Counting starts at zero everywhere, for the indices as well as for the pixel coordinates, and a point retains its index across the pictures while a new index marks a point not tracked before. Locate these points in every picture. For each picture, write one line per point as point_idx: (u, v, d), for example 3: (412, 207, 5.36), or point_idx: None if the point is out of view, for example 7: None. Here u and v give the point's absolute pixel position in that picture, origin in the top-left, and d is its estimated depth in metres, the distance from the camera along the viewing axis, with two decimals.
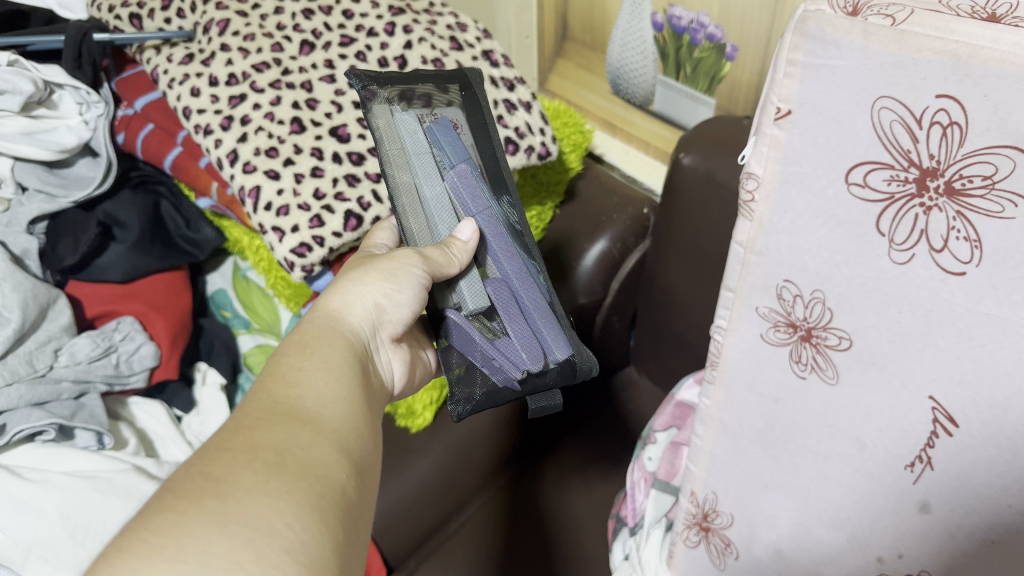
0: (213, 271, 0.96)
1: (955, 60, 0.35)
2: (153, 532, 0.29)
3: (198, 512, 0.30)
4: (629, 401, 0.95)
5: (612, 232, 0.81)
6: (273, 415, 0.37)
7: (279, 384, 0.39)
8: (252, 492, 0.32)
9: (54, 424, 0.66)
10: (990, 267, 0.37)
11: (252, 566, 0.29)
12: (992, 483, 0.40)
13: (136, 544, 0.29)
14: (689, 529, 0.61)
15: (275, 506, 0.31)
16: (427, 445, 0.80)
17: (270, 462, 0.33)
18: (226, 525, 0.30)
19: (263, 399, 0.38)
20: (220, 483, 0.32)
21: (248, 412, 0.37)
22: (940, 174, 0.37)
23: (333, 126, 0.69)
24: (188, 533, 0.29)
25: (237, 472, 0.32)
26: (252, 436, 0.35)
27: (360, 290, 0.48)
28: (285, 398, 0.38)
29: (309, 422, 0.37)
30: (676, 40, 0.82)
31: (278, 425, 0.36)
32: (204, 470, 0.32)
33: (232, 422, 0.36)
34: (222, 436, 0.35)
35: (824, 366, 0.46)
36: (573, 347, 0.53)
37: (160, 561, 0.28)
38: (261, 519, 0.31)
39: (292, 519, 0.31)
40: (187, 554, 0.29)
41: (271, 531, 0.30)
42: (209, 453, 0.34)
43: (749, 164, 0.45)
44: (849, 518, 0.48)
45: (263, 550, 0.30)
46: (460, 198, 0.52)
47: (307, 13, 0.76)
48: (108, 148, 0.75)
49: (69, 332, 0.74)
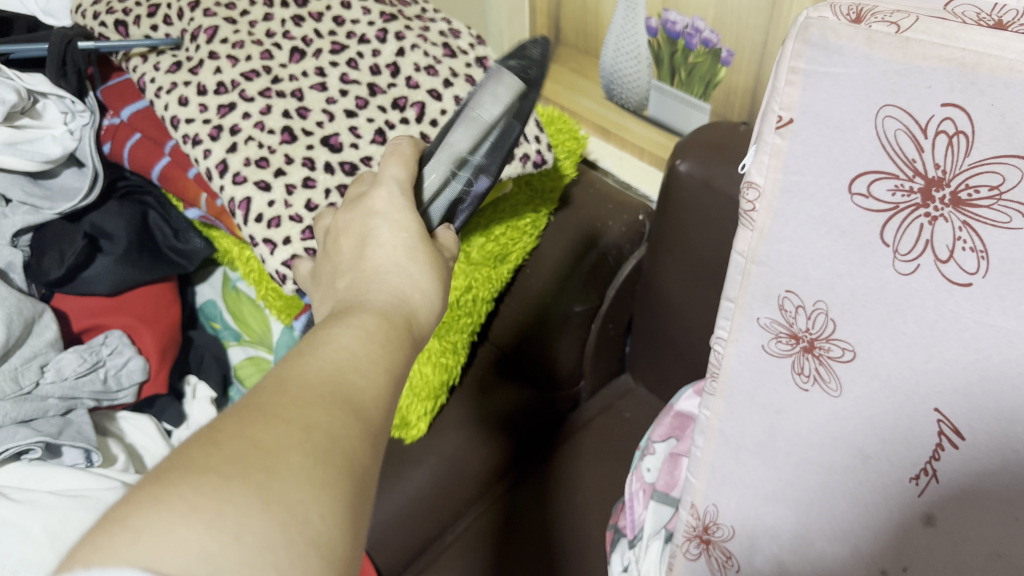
0: (202, 283, 0.93)
1: (961, 68, 0.34)
2: (195, 491, 0.26)
3: (243, 483, 0.27)
4: (626, 409, 0.93)
5: (606, 239, 0.79)
6: (332, 392, 0.33)
7: (342, 361, 0.35)
8: (297, 471, 0.29)
9: (40, 442, 0.64)
10: (997, 278, 0.36)
11: (284, 554, 0.26)
12: (999, 497, 0.39)
13: (174, 498, 0.26)
14: (689, 541, 0.59)
15: (316, 496, 0.28)
16: (421, 454, 0.82)
17: (322, 448, 0.30)
18: (269, 503, 0.27)
19: (326, 371, 0.34)
20: (268, 457, 0.29)
21: (309, 381, 0.33)
22: (946, 184, 0.37)
23: (325, 136, 0.67)
24: (230, 501, 0.26)
25: (288, 448, 0.29)
26: (309, 412, 0.31)
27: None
28: (352, 381, 0.34)
29: (365, 415, 0.33)
30: (671, 45, 0.82)
31: (334, 402, 0.32)
32: (254, 435, 0.29)
33: (287, 384, 0.33)
34: (280, 401, 0.32)
35: (827, 378, 0.45)
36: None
37: (198, 525, 0.25)
38: (300, 503, 0.28)
39: (327, 512, 0.28)
40: (225, 524, 0.26)
41: (306, 522, 0.27)
42: (262, 415, 0.30)
43: (750, 173, 0.44)
44: (854, 532, 0.47)
45: (295, 539, 0.27)
46: None
47: (297, 20, 0.75)
48: (94, 158, 0.73)
49: (56, 347, 0.71)
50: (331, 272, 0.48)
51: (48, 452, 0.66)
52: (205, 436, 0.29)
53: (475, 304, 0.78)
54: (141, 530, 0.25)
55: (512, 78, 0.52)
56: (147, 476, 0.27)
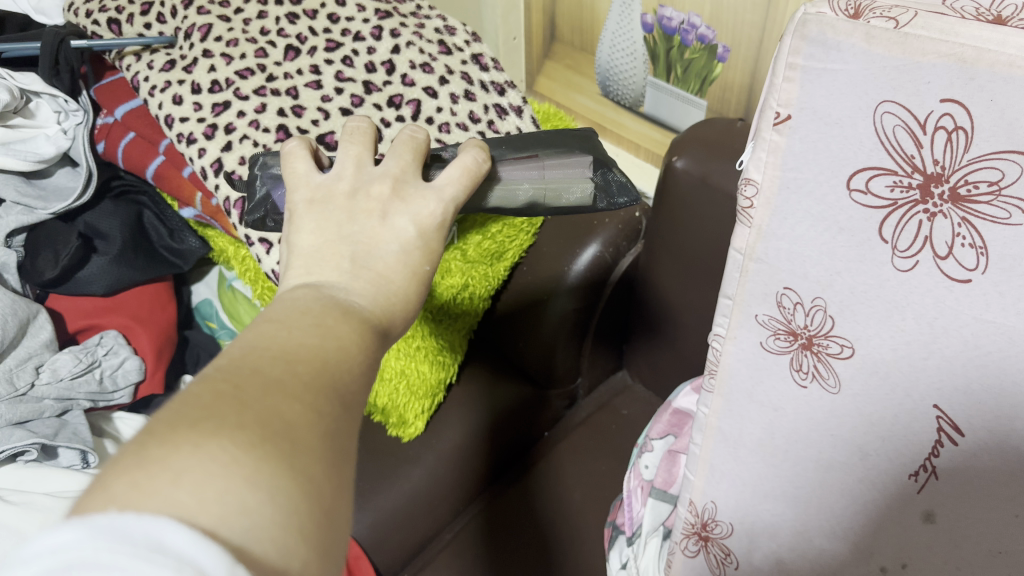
0: (198, 283, 0.93)
1: (961, 63, 0.34)
2: (232, 444, 0.26)
3: (275, 445, 0.27)
4: (623, 406, 0.93)
5: (603, 237, 0.79)
6: (344, 376, 0.33)
7: (347, 344, 0.35)
8: (320, 445, 0.29)
9: (35, 444, 0.63)
10: (996, 274, 0.36)
11: (308, 522, 0.26)
12: (999, 492, 0.39)
13: (213, 449, 0.26)
14: (687, 538, 0.59)
15: (332, 473, 0.28)
16: (417, 453, 0.81)
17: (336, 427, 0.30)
18: (297, 469, 0.27)
19: (338, 354, 0.34)
20: (293, 425, 0.28)
21: (320, 359, 0.33)
22: (945, 180, 0.36)
23: (320, 134, 0.67)
24: (264, 459, 0.26)
25: (309, 421, 0.29)
26: (325, 388, 0.31)
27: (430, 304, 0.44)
28: (354, 366, 0.34)
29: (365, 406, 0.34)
30: (666, 41, 0.82)
31: (345, 386, 0.33)
32: (279, 402, 0.29)
33: (304, 358, 0.33)
34: (297, 372, 0.31)
35: (825, 375, 0.45)
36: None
37: (236, 478, 0.25)
38: (323, 475, 0.28)
39: (340, 491, 0.28)
40: (262, 481, 0.25)
41: (324, 495, 0.27)
42: (284, 382, 0.30)
43: (747, 170, 0.44)
44: (852, 528, 0.47)
45: (316, 510, 0.27)
46: None
47: (291, 17, 0.74)
48: (89, 157, 0.72)
49: (51, 348, 0.72)
50: (340, 217, 0.44)
51: (44, 453, 0.65)
52: (231, 393, 0.29)
53: (472, 301, 0.78)
54: (181, 475, 0.24)
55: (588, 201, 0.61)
56: (177, 422, 0.26)
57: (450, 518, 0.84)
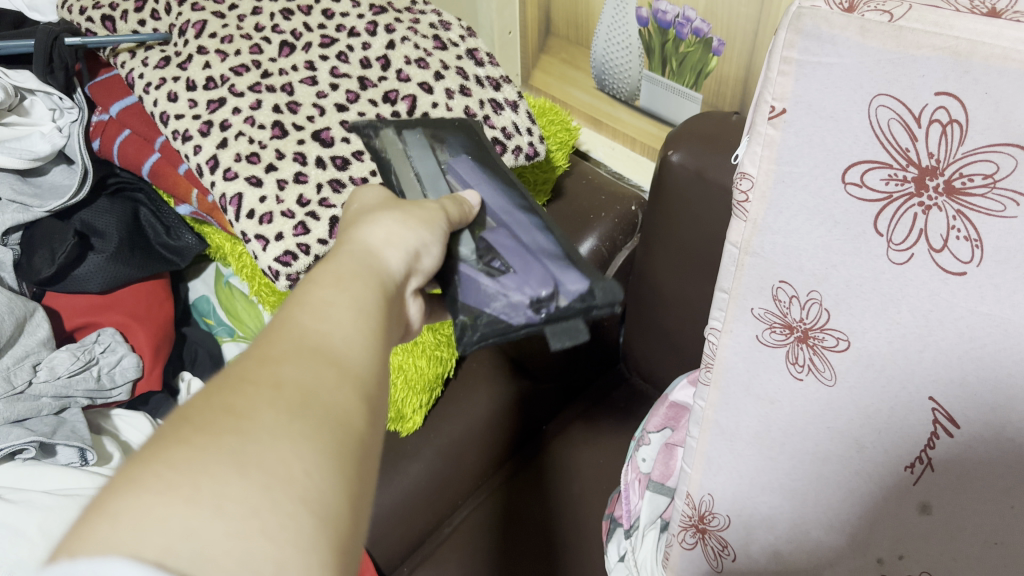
0: (195, 278, 0.93)
1: (955, 56, 0.34)
2: (169, 467, 0.26)
3: (216, 451, 0.27)
4: (621, 400, 0.93)
5: (601, 230, 0.80)
6: (301, 350, 0.32)
7: (304, 311, 0.34)
8: (274, 431, 0.28)
9: (34, 442, 0.63)
10: (992, 266, 0.37)
11: (269, 517, 0.25)
12: (995, 483, 0.39)
13: (150, 476, 0.25)
14: (685, 530, 0.60)
15: (297, 451, 0.28)
16: (415, 448, 0.80)
17: (293, 404, 0.29)
18: (246, 468, 0.26)
19: (297, 328, 0.33)
20: (239, 420, 0.28)
21: (273, 342, 0.32)
22: (939, 173, 0.37)
23: (316, 130, 0.67)
24: (206, 471, 0.26)
25: (260, 410, 0.28)
26: (278, 369, 0.31)
27: (400, 228, 0.43)
28: (313, 326, 0.33)
29: (339, 361, 0.32)
30: (661, 35, 0.81)
31: (304, 360, 0.31)
32: (223, 401, 0.29)
33: (255, 350, 0.32)
34: (244, 367, 0.31)
35: (821, 367, 0.45)
36: (588, 280, 0.53)
37: (176, 501, 0.25)
38: (281, 463, 0.27)
39: (312, 467, 0.28)
40: (204, 498, 0.25)
41: (289, 479, 0.27)
42: (229, 381, 0.30)
43: (743, 164, 0.44)
44: (849, 520, 0.48)
45: (280, 498, 0.26)
46: (460, 178, 0.58)
47: (286, 13, 0.74)
48: (84, 154, 0.72)
49: (48, 346, 0.71)
50: None
51: (42, 451, 0.65)
52: (178, 411, 0.29)
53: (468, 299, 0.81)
54: (119, 514, 0.24)
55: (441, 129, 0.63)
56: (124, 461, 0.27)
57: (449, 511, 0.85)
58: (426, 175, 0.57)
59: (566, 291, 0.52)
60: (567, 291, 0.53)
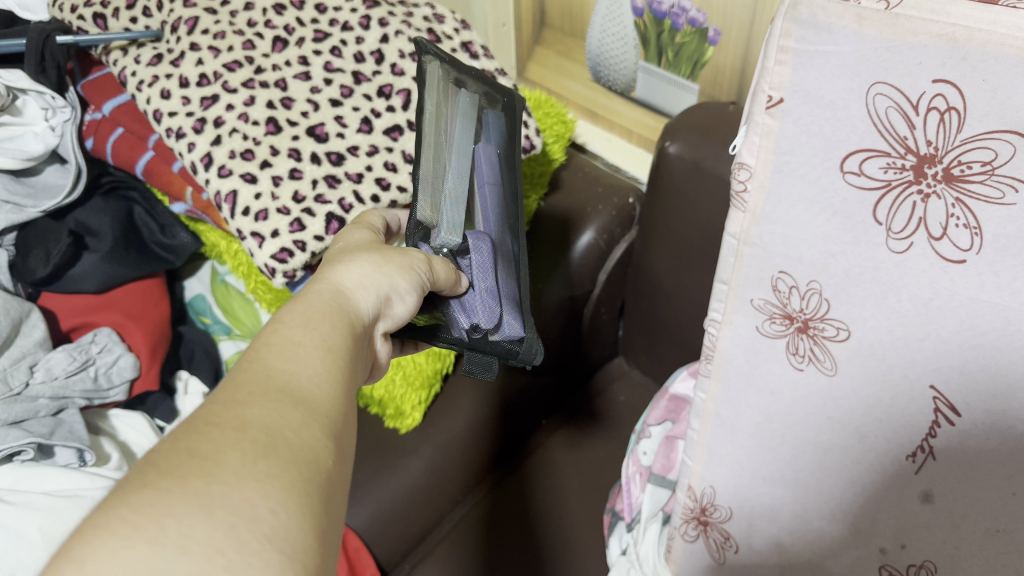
0: (190, 277, 0.92)
1: (953, 43, 0.34)
2: (132, 511, 0.25)
3: (181, 492, 0.26)
4: (620, 393, 0.93)
5: (598, 223, 0.80)
6: (268, 391, 0.32)
7: (273, 353, 0.34)
8: (240, 472, 0.28)
9: (32, 443, 0.63)
10: (991, 254, 0.36)
11: (235, 557, 0.25)
12: (996, 470, 0.39)
13: (114, 521, 0.25)
14: (687, 523, 0.60)
15: (262, 491, 0.28)
16: (415, 445, 0.80)
17: (258, 445, 0.29)
18: (212, 509, 0.26)
19: (261, 371, 0.33)
20: (205, 461, 0.28)
21: (241, 384, 0.32)
22: (939, 161, 0.36)
23: (310, 126, 0.67)
24: (170, 514, 0.26)
25: (223, 449, 0.28)
26: (243, 410, 0.31)
27: (375, 272, 0.43)
28: (282, 369, 0.34)
29: (304, 402, 0.32)
30: (656, 25, 0.81)
31: (271, 401, 0.32)
32: (188, 443, 0.28)
33: (221, 392, 0.32)
34: (208, 410, 0.31)
35: (822, 358, 0.45)
36: (527, 333, 0.51)
37: (141, 544, 0.25)
38: (245, 504, 0.27)
39: (278, 506, 0.27)
40: (167, 541, 0.25)
41: (254, 518, 0.27)
42: (195, 424, 0.30)
43: (740, 155, 0.44)
44: (850, 509, 0.47)
45: (246, 538, 0.26)
46: (479, 166, 0.51)
47: (278, 8, 0.73)
48: (77, 155, 0.72)
49: (44, 347, 0.71)
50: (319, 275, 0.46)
51: (41, 452, 0.66)
52: (143, 461, 0.28)
53: None
54: (85, 559, 0.24)
55: (496, 118, 0.53)
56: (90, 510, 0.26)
57: (449, 508, 0.84)
58: (455, 164, 0.50)
59: (505, 327, 0.51)
60: (502, 330, 0.51)
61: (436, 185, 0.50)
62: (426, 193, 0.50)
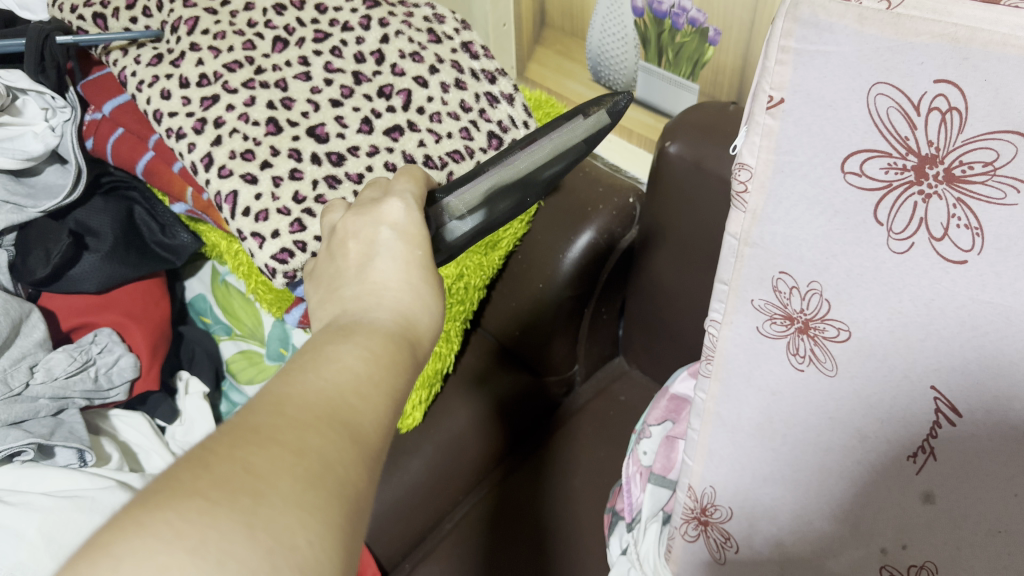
0: (191, 277, 0.92)
1: (954, 43, 0.34)
2: (180, 517, 0.26)
3: (229, 509, 0.26)
4: (621, 393, 0.93)
5: (598, 223, 0.79)
6: (333, 420, 0.32)
7: (343, 378, 0.34)
8: (288, 498, 0.28)
9: (33, 444, 0.63)
10: (992, 254, 0.36)
11: None
12: (997, 471, 0.39)
13: (158, 524, 0.25)
14: (688, 523, 0.60)
15: (305, 521, 0.27)
16: (415, 444, 0.83)
17: (313, 474, 0.29)
18: (255, 531, 0.26)
19: (332, 396, 0.33)
20: (258, 481, 0.28)
21: (311, 403, 0.32)
22: (939, 161, 0.36)
23: (311, 126, 0.67)
24: (215, 528, 0.26)
25: (277, 470, 0.28)
26: (306, 433, 0.30)
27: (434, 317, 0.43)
28: (353, 404, 0.33)
29: (361, 439, 0.32)
30: (657, 25, 0.81)
31: (333, 431, 0.31)
32: (246, 456, 0.28)
33: (291, 404, 0.32)
34: (273, 422, 0.30)
35: (822, 358, 0.45)
36: None
37: (181, 552, 0.25)
38: (287, 532, 0.27)
39: (316, 540, 0.27)
40: (207, 554, 0.25)
41: (293, 548, 0.27)
42: (258, 434, 0.30)
43: (741, 155, 0.44)
44: (851, 509, 0.47)
45: (280, 566, 0.26)
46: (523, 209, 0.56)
47: (278, 8, 0.73)
48: (77, 155, 0.71)
49: (45, 347, 0.70)
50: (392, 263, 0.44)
51: (42, 452, 0.66)
52: (197, 457, 0.28)
53: (468, 291, 0.79)
54: (121, 558, 0.24)
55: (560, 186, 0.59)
56: (138, 498, 0.26)
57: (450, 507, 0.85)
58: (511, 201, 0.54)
59: None
60: None
61: (485, 195, 0.53)
62: (469, 198, 0.53)
